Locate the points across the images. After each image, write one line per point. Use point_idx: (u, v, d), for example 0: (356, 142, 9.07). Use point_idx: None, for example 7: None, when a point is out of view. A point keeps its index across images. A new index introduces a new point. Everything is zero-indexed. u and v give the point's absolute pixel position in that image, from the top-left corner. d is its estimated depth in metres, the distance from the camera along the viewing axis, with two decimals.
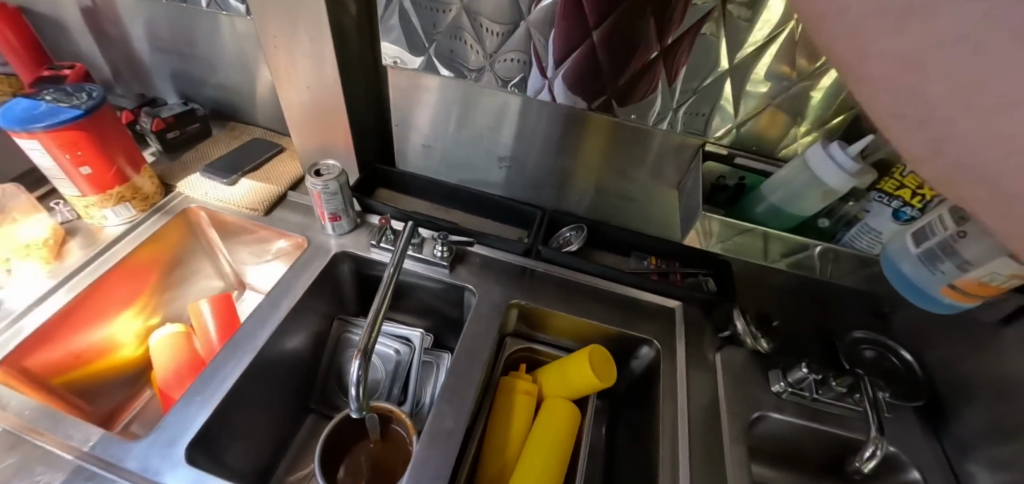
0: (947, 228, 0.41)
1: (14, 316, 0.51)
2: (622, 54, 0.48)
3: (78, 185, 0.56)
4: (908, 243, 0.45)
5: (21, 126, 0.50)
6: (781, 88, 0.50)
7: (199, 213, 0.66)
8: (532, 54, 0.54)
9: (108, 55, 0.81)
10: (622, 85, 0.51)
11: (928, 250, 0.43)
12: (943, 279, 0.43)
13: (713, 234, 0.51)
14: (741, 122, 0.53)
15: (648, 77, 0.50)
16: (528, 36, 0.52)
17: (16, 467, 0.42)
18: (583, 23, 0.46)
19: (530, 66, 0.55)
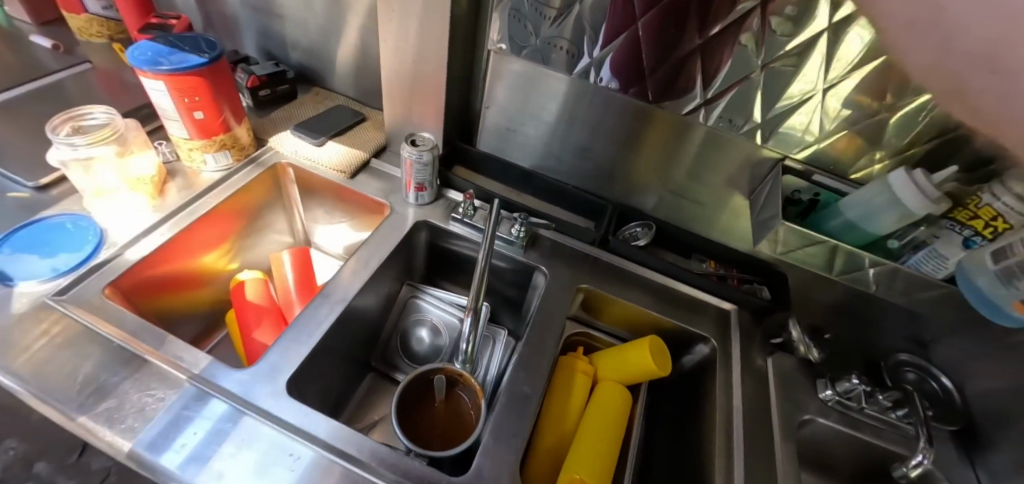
0: None
1: (120, 245, 0.54)
2: (709, 64, 0.55)
3: (187, 128, 0.59)
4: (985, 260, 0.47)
5: (151, 67, 0.53)
6: (863, 116, 0.53)
7: (287, 169, 0.69)
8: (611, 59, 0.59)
9: (204, 9, 0.84)
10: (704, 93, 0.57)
11: (1005, 268, 0.45)
12: (1018, 295, 0.45)
13: (780, 241, 0.54)
14: (820, 142, 0.56)
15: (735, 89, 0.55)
16: (631, 39, 0.56)
17: (133, 378, 0.45)
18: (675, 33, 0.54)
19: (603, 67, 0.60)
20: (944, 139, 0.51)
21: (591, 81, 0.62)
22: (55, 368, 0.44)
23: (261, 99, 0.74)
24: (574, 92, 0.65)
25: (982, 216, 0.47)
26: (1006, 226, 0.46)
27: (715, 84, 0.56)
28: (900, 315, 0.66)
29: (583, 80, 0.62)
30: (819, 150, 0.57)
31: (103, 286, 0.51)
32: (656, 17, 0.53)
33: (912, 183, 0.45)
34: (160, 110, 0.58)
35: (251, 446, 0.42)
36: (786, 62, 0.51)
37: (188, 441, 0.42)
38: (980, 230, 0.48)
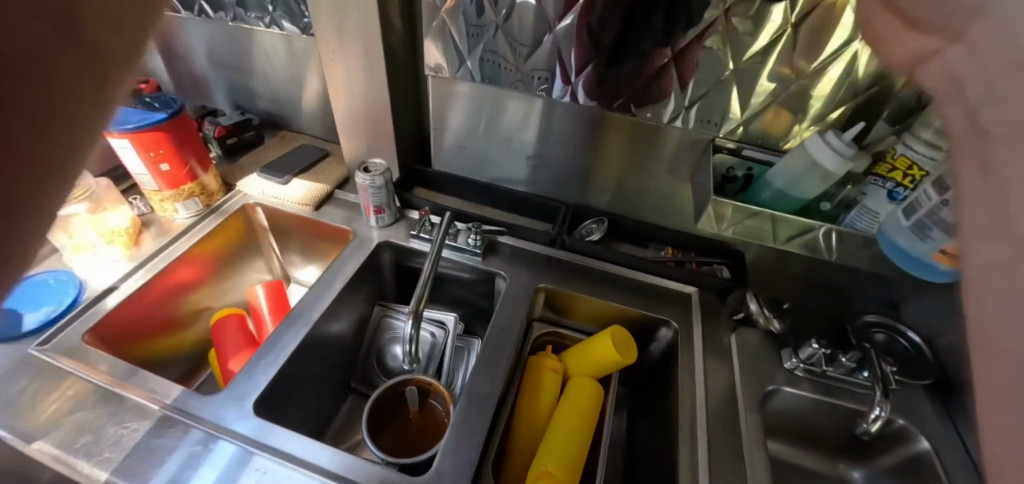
0: (933, 199, 0.45)
1: (99, 294, 0.58)
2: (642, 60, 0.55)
3: (155, 180, 0.64)
4: (899, 217, 0.50)
5: (115, 127, 0.57)
6: (783, 87, 0.55)
7: (256, 209, 0.73)
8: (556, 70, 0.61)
9: (174, 72, 0.90)
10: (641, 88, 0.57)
11: (918, 221, 0.48)
12: (934, 246, 0.47)
13: (725, 218, 0.55)
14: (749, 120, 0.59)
15: (663, 78, 0.56)
16: (555, 48, 0.59)
17: (110, 414, 0.47)
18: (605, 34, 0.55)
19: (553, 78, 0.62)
20: (863, 100, 0.53)
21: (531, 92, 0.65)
22: (36, 409, 0.47)
23: (230, 149, 0.79)
24: (517, 102, 0.67)
25: (899, 167, 0.49)
26: (922, 173, 0.48)
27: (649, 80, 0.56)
28: (866, 277, 0.66)
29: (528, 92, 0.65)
30: (751, 128, 0.59)
31: (82, 333, 0.54)
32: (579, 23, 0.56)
33: (826, 144, 0.48)
34: (129, 167, 0.62)
35: (220, 470, 0.44)
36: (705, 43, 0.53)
37: (160, 467, 0.44)
38: (901, 180, 0.49)
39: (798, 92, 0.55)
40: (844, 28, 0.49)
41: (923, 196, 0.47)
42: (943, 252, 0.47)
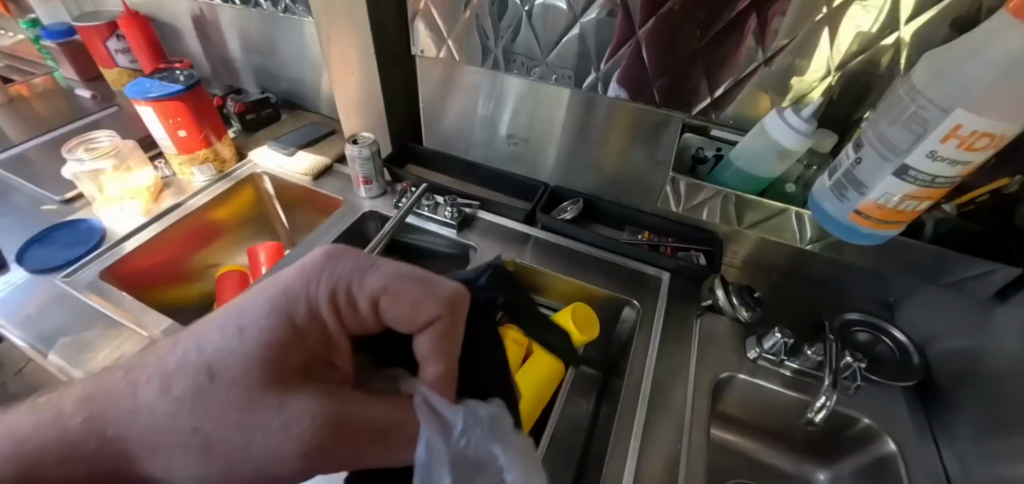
0: (850, 157, 0.44)
1: (119, 240, 0.65)
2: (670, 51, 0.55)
3: (176, 147, 0.70)
4: (825, 181, 0.48)
5: (141, 96, 0.64)
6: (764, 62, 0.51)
7: (262, 177, 0.77)
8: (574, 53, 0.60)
9: (206, 54, 0.97)
10: (667, 83, 0.57)
11: (838, 181, 0.46)
12: (849, 207, 0.46)
13: (682, 195, 0.61)
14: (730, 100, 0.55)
15: (694, 77, 0.55)
16: (583, 37, 0.58)
17: (108, 339, 0.54)
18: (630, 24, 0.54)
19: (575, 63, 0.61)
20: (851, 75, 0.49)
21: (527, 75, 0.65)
22: (52, 328, 0.55)
23: (252, 123, 0.85)
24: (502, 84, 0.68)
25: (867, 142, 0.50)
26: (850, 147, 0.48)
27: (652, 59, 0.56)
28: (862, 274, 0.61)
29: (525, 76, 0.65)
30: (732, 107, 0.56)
31: (100, 270, 0.61)
32: (563, 6, 0.57)
33: (783, 122, 0.48)
34: (156, 133, 0.69)
35: None
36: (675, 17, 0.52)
37: None
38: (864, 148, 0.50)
39: (779, 71, 0.51)
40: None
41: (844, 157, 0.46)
42: (857, 213, 0.45)
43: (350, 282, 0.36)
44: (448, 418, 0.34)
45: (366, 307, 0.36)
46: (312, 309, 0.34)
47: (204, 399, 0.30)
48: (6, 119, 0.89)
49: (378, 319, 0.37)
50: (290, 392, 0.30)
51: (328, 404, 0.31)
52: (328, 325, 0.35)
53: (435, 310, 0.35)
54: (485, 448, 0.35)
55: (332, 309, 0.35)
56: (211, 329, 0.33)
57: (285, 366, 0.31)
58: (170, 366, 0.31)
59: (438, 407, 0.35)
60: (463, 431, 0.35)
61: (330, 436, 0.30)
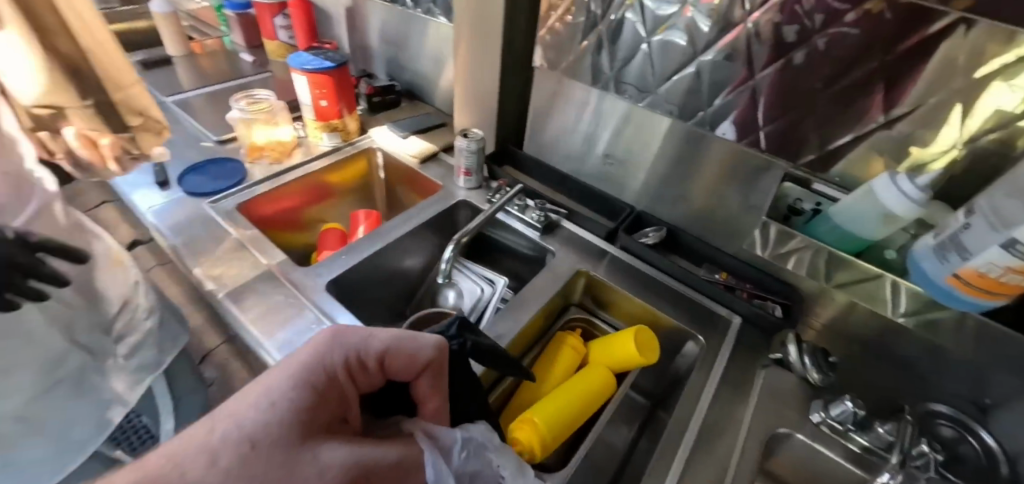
0: (960, 222, 0.44)
1: (254, 182, 0.75)
2: (787, 100, 0.56)
3: (314, 113, 0.80)
4: (930, 243, 0.47)
5: (300, 66, 0.75)
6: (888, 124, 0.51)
7: (376, 153, 0.84)
8: (690, 90, 0.63)
9: (349, 42, 1.11)
10: (775, 129, 0.58)
11: (943, 243, 0.45)
12: (949, 269, 0.44)
13: (769, 243, 0.61)
14: (844, 159, 0.55)
15: (801, 129, 0.56)
16: (698, 75, 0.61)
17: (238, 260, 0.64)
18: (751, 67, 0.57)
19: (686, 98, 0.64)
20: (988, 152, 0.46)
21: (635, 102, 0.70)
22: (198, 240, 0.65)
23: (375, 105, 0.95)
24: (609, 106, 0.73)
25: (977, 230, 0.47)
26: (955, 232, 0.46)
27: (764, 107, 0.58)
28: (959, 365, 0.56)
29: (633, 102, 0.70)
30: (845, 164, 0.55)
31: (238, 203, 0.71)
32: (681, 42, 0.60)
33: (893, 187, 0.48)
34: (301, 97, 0.79)
35: (289, 327, 0.56)
36: (797, 69, 0.53)
37: (258, 305, 0.58)
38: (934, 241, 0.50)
39: (904, 136, 0.50)
40: (982, 69, 0.43)
41: (955, 221, 0.45)
42: (957, 277, 0.44)
43: (358, 351, 0.42)
44: (450, 450, 0.45)
45: (374, 366, 0.43)
46: (332, 376, 0.40)
47: (246, 464, 0.32)
48: (185, 69, 1.07)
49: (382, 375, 0.44)
50: (324, 442, 0.36)
51: (359, 451, 0.37)
52: (343, 385, 0.41)
53: (428, 358, 0.44)
54: (485, 461, 0.46)
55: (347, 372, 0.41)
56: (241, 406, 0.35)
57: (312, 424, 0.37)
58: (212, 442, 0.33)
59: (438, 437, 0.45)
60: (459, 449, 0.45)
61: (361, 474, 0.36)
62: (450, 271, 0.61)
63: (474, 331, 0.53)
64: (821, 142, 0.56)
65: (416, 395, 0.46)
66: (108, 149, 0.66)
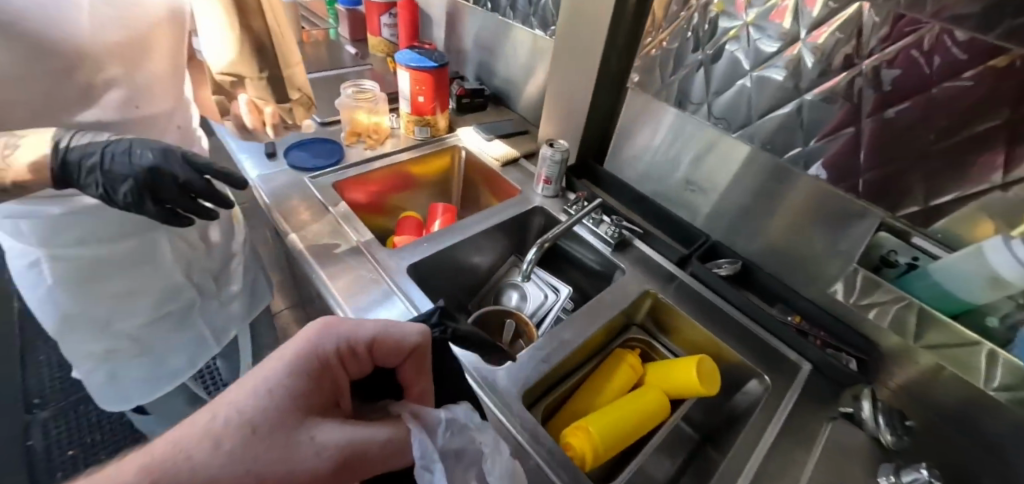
0: None
1: (352, 163, 0.80)
2: (894, 148, 0.54)
3: (410, 107, 0.85)
4: None
5: (406, 63, 0.80)
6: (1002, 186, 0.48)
7: (461, 151, 0.88)
8: (787, 125, 0.63)
9: (445, 44, 1.18)
10: (875, 175, 0.57)
11: None
12: None
13: (856, 289, 0.59)
14: (949, 216, 0.52)
15: (905, 179, 0.55)
16: (798, 112, 0.61)
17: (331, 232, 0.69)
18: (859, 110, 0.56)
19: (782, 133, 0.64)
20: None
21: (727, 130, 0.70)
22: (296, 209, 0.71)
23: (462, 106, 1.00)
24: (696, 132, 0.74)
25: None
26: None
27: (867, 152, 0.56)
28: None
29: (724, 131, 0.70)
30: (950, 222, 0.53)
31: (335, 181, 0.77)
32: (777, 77, 0.62)
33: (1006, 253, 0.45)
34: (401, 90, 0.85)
35: (373, 301, 0.60)
36: (910, 117, 0.52)
37: (347, 276, 0.63)
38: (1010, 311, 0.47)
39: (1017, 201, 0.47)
40: None
41: None
42: None
43: (348, 338, 0.43)
44: (435, 429, 0.42)
45: (364, 352, 0.44)
46: (326, 363, 0.40)
47: (250, 448, 0.32)
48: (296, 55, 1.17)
49: (370, 362, 0.45)
50: (321, 423, 0.36)
51: (353, 432, 0.37)
52: (335, 372, 0.41)
53: (413, 343, 0.46)
54: (467, 438, 0.43)
55: (339, 359, 0.42)
56: (238, 394, 0.35)
57: (308, 405, 0.37)
58: (215, 428, 0.33)
59: (424, 416, 0.42)
60: (444, 429, 0.42)
61: (353, 457, 0.36)
62: (529, 272, 0.64)
63: (452, 319, 0.57)
64: (927, 194, 0.53)
65: (407, 378, 0.47)
66: (268, 116, 0.67)
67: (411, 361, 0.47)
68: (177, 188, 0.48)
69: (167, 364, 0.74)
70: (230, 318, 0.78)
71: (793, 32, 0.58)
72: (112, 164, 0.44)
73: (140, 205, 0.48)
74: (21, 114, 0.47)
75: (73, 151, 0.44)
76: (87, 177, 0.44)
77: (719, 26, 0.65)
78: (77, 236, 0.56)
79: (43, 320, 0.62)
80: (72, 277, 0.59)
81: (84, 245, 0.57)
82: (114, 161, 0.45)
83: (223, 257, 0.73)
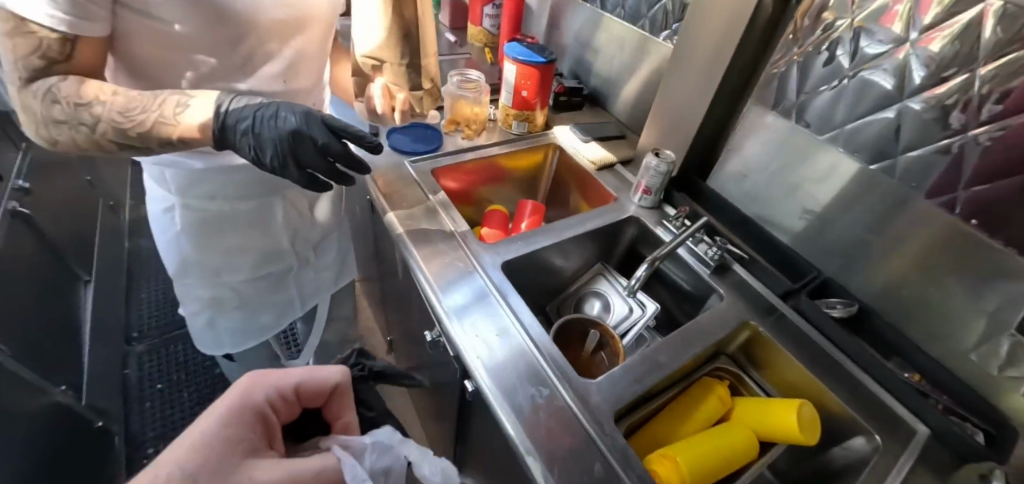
0: None
1: (453, 151, 0.81)
2: None
3: (511, 100, 0.83)
4: None
5: (514, 56, 0.79)
6: None
7: (556, 149, 0.86)
8: (940, 160, 0.54)
9: (545, 39, 1.16)
10: None
11: None
12: None
13: (1001, 354, 0.54)
14: None
15: None
16: (956, 148, 0.53)
17: (427, 217, 0.69)
18: None
19: (929, 169, 0.56)
20: None
21: (857, 157, 0.63)
22: (396, 191, 0.72)
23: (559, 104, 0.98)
24: (821, 155, 0.67)
25: None
26: None
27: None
28: None
29: (854, 159, 0.63)
30: None
31: (433, 167, 0.78)
32: (915, 106, 0.55)
33: None
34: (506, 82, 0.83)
35: (469, 293, 0.60)
36: None
37: (444, 264, 0.63)
38: None
39: None
40: None
41: None
42: None
43: (276, 386, 0.48)
44: (363, 457, 0.48)
45: (292, 396, 0.51)
46: (262, 409, 0.45)
47: None
48: None
49: (298, 406, 0.52)
50: (261, 462, 0.40)
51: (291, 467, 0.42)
52: (272, 417, 0.47)
53: (333, 381, 0.54)
54: (394, 456, 0.50)
55: (273, 405, 0.48)
56: (173, 452, 0.38)
57: (244, 444, 0.41)
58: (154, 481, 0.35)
59: (350, 445, 0.49)
60: (369, 453, 0.49)
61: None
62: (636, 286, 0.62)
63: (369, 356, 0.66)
64: None
65: (332, 415, 0.55)
66: (399, 102, 0.65)
67: (337, 395, 0.55)
68: (315, 151, 0.50)
69: (259, 320, 0.77)
70: (321, 287, 0.82)
71: (948, 58, 0.51)
72: (261, 128, 0.47)
73: (285, 170, 0.51)
74: (189, 75, 0.52)
75: (230, 115, 0.48)
76: (242, 141, 0.48)
77: (864, 50, 0.59)
78: (207, 190, 0.60)
79: (167, 262, 0.68)
80: (196, 226, 0.63)
81: (212, 199, 0.61)
82: (263, 125, 0.47)
83: (323, 228, 0.76)
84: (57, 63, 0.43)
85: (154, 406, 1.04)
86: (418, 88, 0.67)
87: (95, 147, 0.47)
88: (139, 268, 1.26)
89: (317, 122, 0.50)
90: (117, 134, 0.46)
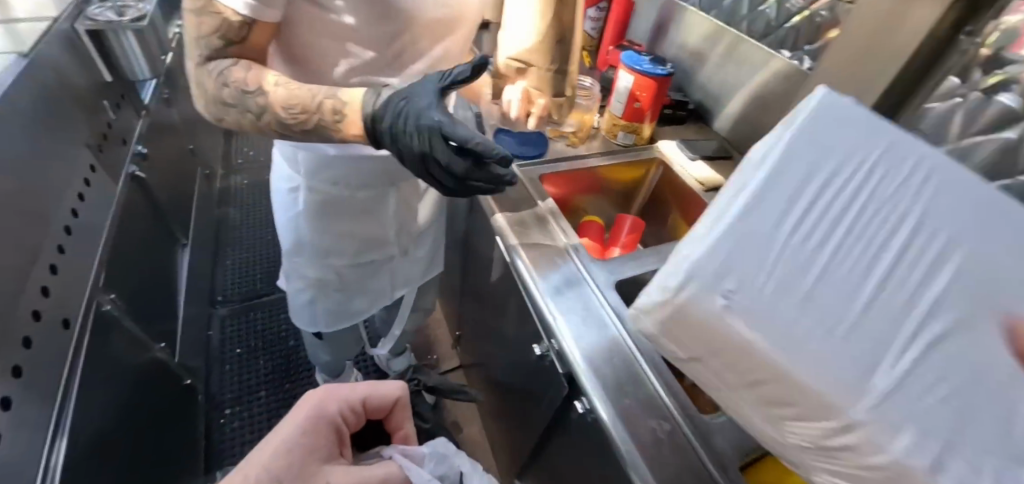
0: None
1: (561, 157, 0.80)
2: None
3: (622, 111, 0.82)
4: None
5: (634, 67, 0.77)
6: None
7: (661, 164, 0.84)
8: None
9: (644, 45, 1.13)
10: None
11: None
12: None
13: None
14: None
15: None
16: None
17: (538, 225, 0.69)
18: None
19: None
20: None
21: None
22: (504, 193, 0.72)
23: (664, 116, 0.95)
24: None
25: None
26: None
27: None
28: None
29: None
30: None
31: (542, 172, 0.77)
32: None
33: None
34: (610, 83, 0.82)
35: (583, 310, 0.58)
36: None
37: (557, 277, 0.62)
38: None
39: None
40: None
41: None
42: None
43: (350, 401, 0.54)
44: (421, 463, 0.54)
45: (358, 407, 0.56)
46: (334, 420, 0.51)
47: None
48: None
49: (364, 415, 0.57)
50: (334, 469, 0.45)
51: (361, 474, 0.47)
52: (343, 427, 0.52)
53: (395, 392, 0.60)
54: (449, 463, 0.54)
55: (343, 416, 0.53)
56: (262, 458, 0.43)
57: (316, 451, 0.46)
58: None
59: (409, 453, 0.54)
60: (427, 460, 0.54)
61: None
62: None
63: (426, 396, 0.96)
64: None
65: (392, 425, 0.61)
66: (537, 107, 0.65)
67: (397, 409, 0.61)
68: (442, 171, 0.48)
69: (353, 305, 0.80)
70: (410, 278, 0.84)
71: None
72: (396, 141, 0.46)
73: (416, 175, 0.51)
74: (341, 67, 0.52)
75: (372, 119, 0.47)
76: (387, 144, 0.48)
77: None
78: (334, 175, 0.62)
79: (281, 237, 0.71)
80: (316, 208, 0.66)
81: (336, 185, 0.64)
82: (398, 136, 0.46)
83: (423, 221, 0.77)
84: (233, 47, 0.44)
85: (232, 369, 1.10)
86: (559, 94, 0.67)
87: (256, 132, 0.49)
88: (226, 233, 1.34)
89: (452, 162, 0.47)
90: (278, 124, 0.47)
